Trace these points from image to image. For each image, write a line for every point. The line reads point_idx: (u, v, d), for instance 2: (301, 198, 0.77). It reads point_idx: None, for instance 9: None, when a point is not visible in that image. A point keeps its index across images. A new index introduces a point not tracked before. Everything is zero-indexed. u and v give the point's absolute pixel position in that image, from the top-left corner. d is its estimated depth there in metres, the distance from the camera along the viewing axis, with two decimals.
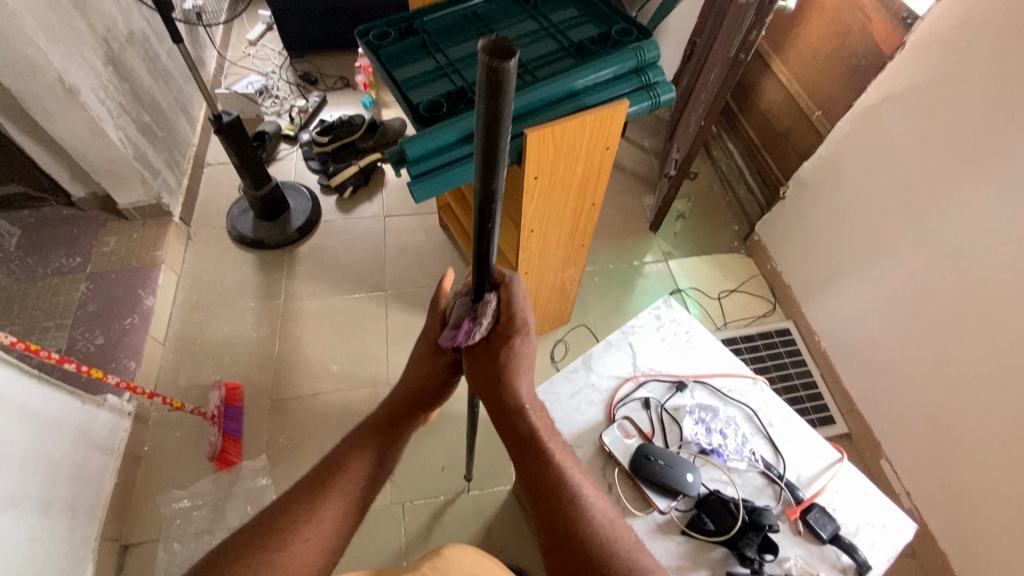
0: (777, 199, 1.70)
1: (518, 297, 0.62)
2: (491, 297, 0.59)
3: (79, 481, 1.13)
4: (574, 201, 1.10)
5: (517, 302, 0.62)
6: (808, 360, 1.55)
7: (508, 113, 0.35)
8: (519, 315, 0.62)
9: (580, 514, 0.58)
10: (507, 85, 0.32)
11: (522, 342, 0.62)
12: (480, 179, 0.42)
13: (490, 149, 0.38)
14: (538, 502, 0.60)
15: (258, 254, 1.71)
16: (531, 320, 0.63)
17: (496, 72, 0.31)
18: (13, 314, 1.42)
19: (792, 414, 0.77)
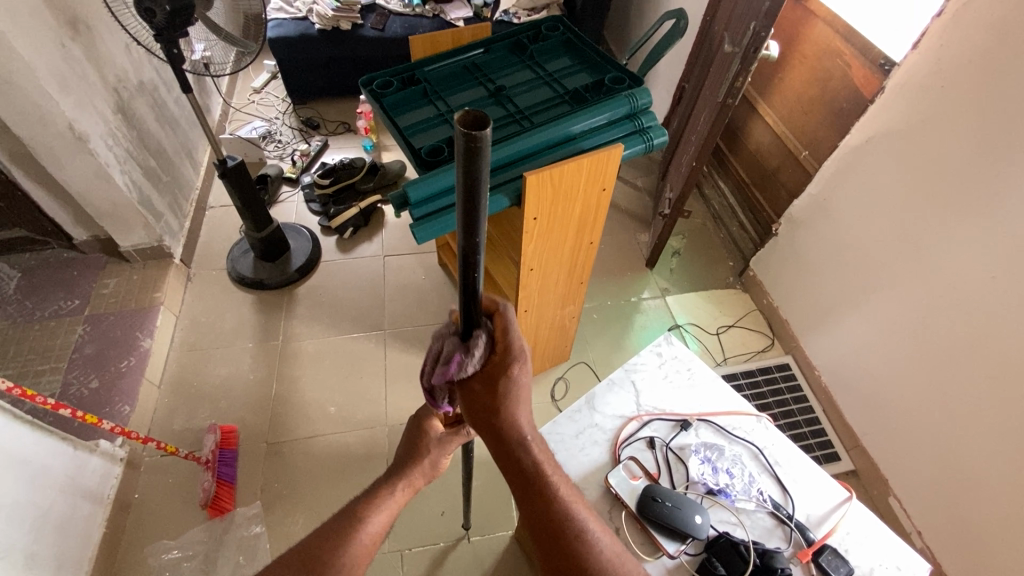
0: (770, 236, 1.73)
1: (513, 326, 0.54)
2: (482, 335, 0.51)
3: (67, 531, 1.09)
4: (573, 240, 1.12)
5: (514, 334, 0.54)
6: (809, 396, 1.54)
7: (485, 178, 0.36)
8: (516, 344, 0.54)
9: (586, 551, 0.57)
10: (483, 153, 0.33)
11: (519, 372, 0.55)
12: (464, 234, 0.43)
13: (471, 211, 0.39)
14: (543, 539, 0.58)
15: (258, 295, 1.71)
16: (526, 347, 0.56)
17: (472, 141, 0.32)
18: (8, 357, 1.41)
19: (798, 452, 0.77)
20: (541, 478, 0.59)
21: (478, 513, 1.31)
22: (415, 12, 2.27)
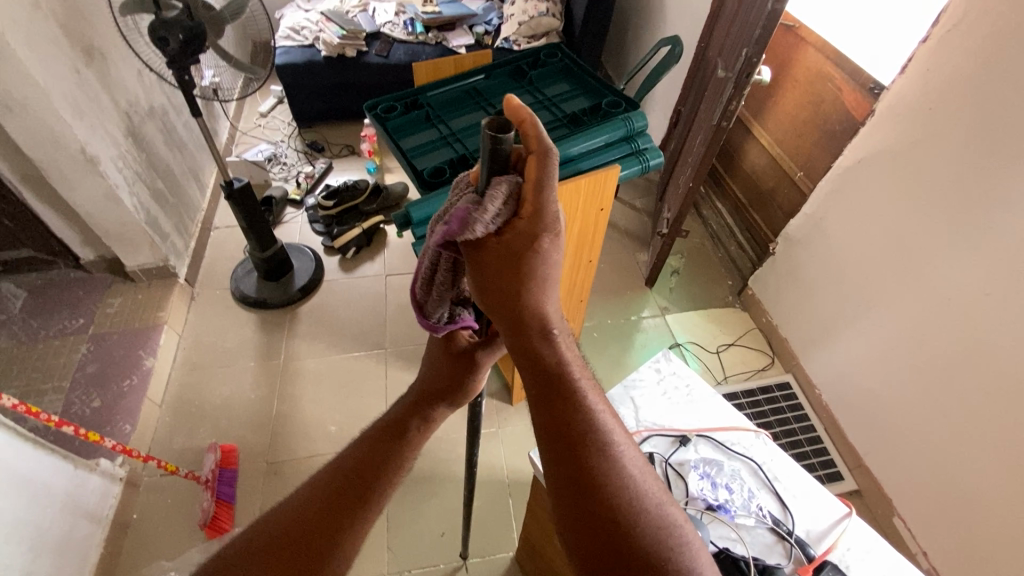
0: (767, 255, 1.75)
1: (551, 179, 0.42)
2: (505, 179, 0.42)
3: (64, 551, 1.08)
4: (572, 259, 1.14)
5: (552, 184, 0.43)
6: (810, 414, 1.54)
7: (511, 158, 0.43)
8: (548, 207, 0.44)
9: (607, 466, 0.47)
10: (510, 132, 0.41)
11: (551, 245, 0.46)
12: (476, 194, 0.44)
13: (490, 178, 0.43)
14: (559, 451, 0.48)
15: (261, 314, 1.73)
16: (561, 216, 0.46)
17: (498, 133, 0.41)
18: (11, 376, 1.42)
19: (797, 468, 0.77)
20: (565, 380, 0.50)
21: (477, 534, 1.30)
22: (418, 40, 2.34)
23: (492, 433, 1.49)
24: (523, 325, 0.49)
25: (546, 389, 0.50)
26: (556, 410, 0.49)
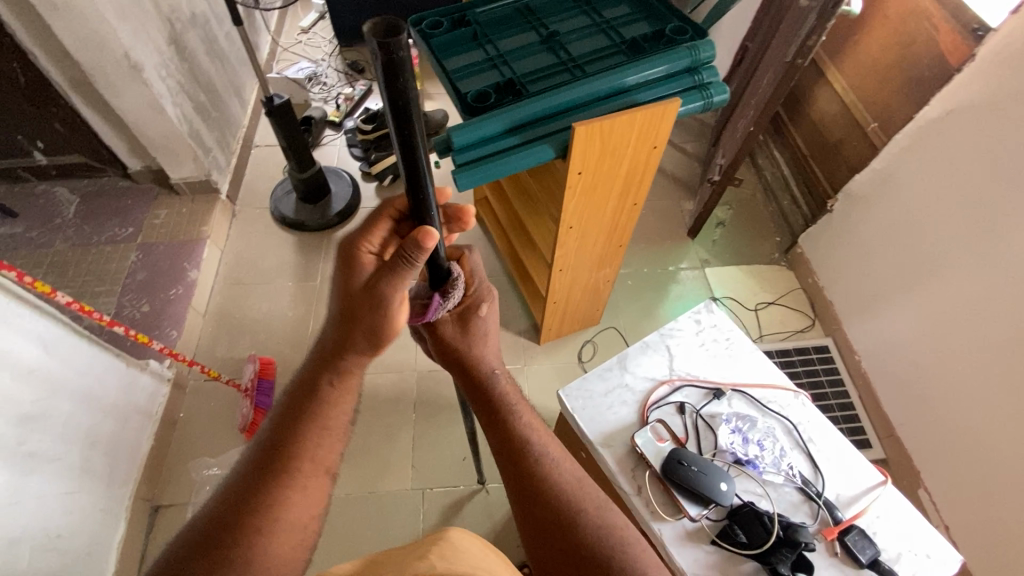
0: (822, 212, 1.64)
1: (475, 271, 0.68)
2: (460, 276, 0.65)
3: (119, 440, 1.18)
4: (617, 199, 1.08)
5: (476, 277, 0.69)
6: (846, 380, 1.49)
7: (413, 99, 0.41)
8: (479, 284, 0.68)
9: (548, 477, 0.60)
10: (402, 65, 0.38)
11: (487, 311, 0.70)
12: (405, 159, 0.47)
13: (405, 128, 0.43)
14: (511, 468, 0.62)
15: (298, 236, 1.75)
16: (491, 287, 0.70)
17: (388, 52, 0.37)
18: (67, 276, 1.50)
19: (834, 431, 0.74)
20: (504, 406, 0.67)
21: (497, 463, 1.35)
22: None
23: (518, 369, 1.51)
24: (478, 381, 0.69)
25: (502, 442, 0.64)
26: (517, 459, 0.62)
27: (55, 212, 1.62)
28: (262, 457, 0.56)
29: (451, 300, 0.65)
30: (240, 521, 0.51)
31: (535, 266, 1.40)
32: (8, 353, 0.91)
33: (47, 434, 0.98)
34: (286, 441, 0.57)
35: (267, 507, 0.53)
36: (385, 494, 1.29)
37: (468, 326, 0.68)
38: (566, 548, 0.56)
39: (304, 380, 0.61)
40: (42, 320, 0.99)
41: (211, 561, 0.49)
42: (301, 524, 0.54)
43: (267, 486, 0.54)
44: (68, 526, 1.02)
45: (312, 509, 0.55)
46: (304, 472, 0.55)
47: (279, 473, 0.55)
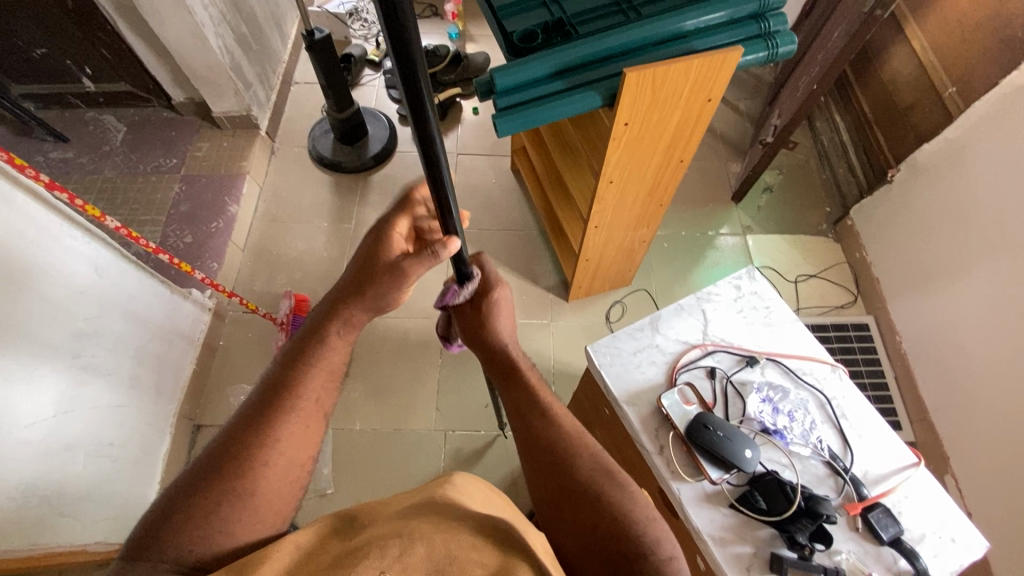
0: (880, 183, 1.53)
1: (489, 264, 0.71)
2: (476, 270, 0.68)
3: (163, 362, 1.25)
4: (661, 155, 1.03)
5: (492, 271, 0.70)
6: (883, 360, 1.44)
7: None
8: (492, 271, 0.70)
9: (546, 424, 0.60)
10: None
11: (500, 292, 0.69)
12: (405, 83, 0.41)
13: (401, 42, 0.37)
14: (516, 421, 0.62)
15: (335, 177, 1.75)
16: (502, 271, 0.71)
17: None
18: (116, 203, 1.55)
19: (869, 409, 0.72)
20: (513, 370, 0.66)
21: None
22: None
23: (544, 325, 1.51)
24: (491, 354, 0.68)
25: (517, 402, 0.63)
26: (521, 417, 0.61)
27: (104, 139, 1.66)
28: (264, 397, 0.59)
29: (463, 292, 0.68)
30: (243, 452, 0.54)
31: (571, 222, 1.37)
32: (61, 271, 0.95)
33: (99, 350, 1.05)
34: (286, 384, 0.59)
35: (269, 441, 0.55)
36: (409, 433, 1.34)
37: (484, 313, 0.68)
38: (565, 491, 0.55)
39: (307, 330, 0.64)
40: (92, 242, 1.03)
41: (217, 488, 0.52)
42: (298, 463, 0.57)
43: (269, 422, 0.56)
44: (119, 435, 1.11)
45: (307, 452, 0.59)
46: (305, 413, 0.58)
47: (280, 411, 0.57)
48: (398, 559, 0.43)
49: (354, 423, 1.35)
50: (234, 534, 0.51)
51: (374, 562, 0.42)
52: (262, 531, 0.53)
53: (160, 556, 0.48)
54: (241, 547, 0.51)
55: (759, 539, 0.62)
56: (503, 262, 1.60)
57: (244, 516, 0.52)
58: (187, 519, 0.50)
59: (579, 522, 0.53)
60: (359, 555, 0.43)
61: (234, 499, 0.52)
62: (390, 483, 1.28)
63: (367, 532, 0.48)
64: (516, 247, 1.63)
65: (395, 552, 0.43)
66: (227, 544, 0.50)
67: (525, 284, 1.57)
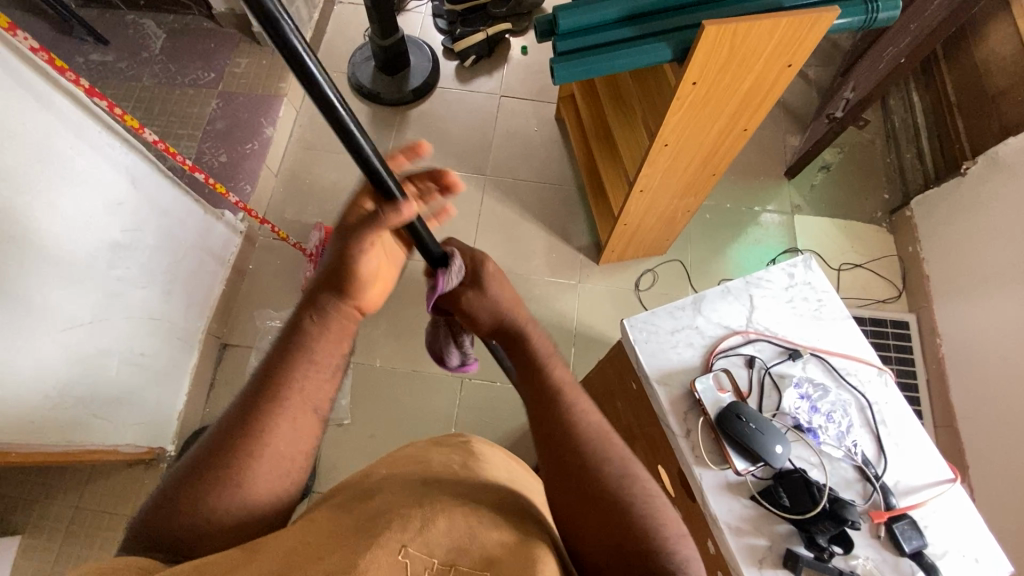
0: (950, 175, 1.42)
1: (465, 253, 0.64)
2: (453, 250, 0.62)
3: (195, 280, 1.27)
4: (724, 123, 0.96)
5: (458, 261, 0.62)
6: (917, 361, 1.39)
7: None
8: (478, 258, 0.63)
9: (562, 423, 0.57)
10: None
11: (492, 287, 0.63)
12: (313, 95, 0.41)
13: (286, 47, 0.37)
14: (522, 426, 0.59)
15: (373, 108, 1.69)
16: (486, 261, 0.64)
17: None
18: (154, 114, 1.54)
19: (912, 419, 0.71)
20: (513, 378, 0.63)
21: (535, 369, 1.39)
22: None
23: (572, 285, 1.48)
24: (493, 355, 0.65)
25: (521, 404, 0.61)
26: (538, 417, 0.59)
27: (143, 45, 1.62)
28: (254, 386, 0.57)
29: (455, 270, 0.62)
30: (231, 443, 0.54)
31: (613, 182, 1.31)
32: (99, 180, 0.94)
33: (133, 263, 1.06)
34: (274, 375, 0.57)
35: (254, 435, 0.54)
36: (427, 376, 1.36)
37: (480, 281, 0.62)
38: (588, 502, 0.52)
39: (287, 327, 0.59)
40: (129, 154, 1.01)
41: (205, 480, 0.53)
42: (287, 457, 0.56)
43: (256, 415, 0.55)
44: (151, 347, 1.15)
45: (299, 445, 0.57)
46: (290, 409, 0.56)
47: (267, 404, 0.55)
48: (419, 535, 0.46)
49: (373, 360, 1.37)
50: (219, 526, 0.52)
51: (395, 535, 0.45)
52: (251, 523, 0.54)
53: (158, 544, 0.51)
54: (227, 538, 0.52)
55: (776, 534, 0.64)
56: (537, 216, 1.56)
57: (228, 509, 0.53)
58: (182, 509, 0.52)
59: (598, 530, 0.51)
60: (384, 524, 0.47)
61: (221, 492, 0.52)
62: (402, 421, 1.32)
63: (384, 496, 0.52)
64: (552, 203, 1.57)
65: (417, 526, 0.46)
66: (213, 534, 0.52)
67: (557, 242, 1.53)
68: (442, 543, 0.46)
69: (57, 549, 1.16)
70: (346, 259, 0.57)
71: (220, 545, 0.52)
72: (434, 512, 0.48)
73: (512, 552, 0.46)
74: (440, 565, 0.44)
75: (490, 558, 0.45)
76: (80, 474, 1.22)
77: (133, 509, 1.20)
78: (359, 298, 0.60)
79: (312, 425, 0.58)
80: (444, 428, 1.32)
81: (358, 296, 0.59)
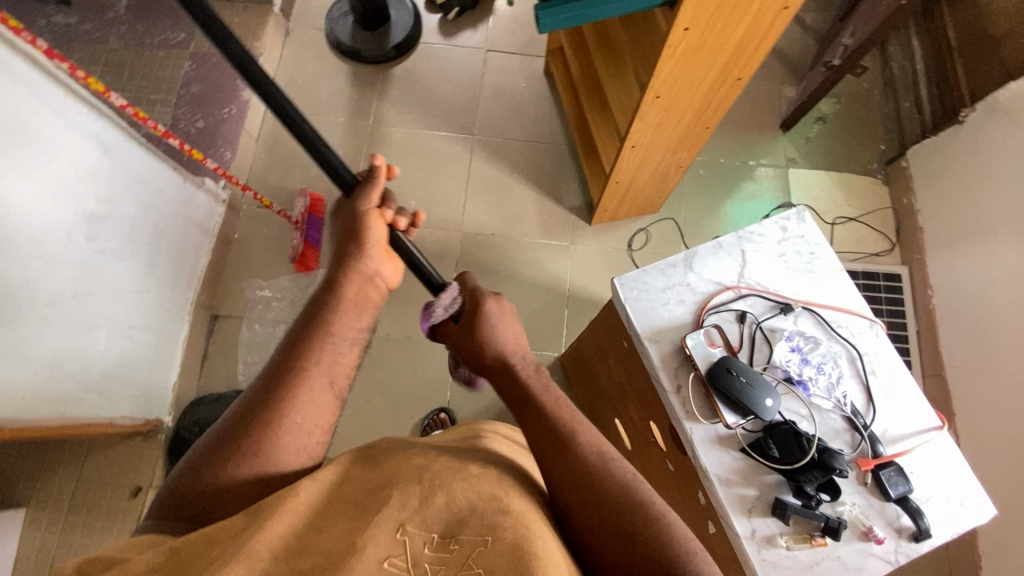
0: (947, 123, 1.39)
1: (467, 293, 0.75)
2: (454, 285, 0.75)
3: (180, 250, 1.24)
4: (716, 74, 0.93)
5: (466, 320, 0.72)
6: (908, 313, 1.39)
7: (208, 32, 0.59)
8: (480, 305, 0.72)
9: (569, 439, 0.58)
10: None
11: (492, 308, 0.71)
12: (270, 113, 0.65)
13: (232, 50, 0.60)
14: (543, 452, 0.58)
15: (353, 67, 1.62)
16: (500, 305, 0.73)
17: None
18: (125, 79, 1.47)
19: (902, 368, 0.72)
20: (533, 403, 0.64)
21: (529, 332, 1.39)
22: None
23: (564, 247, 1.46)
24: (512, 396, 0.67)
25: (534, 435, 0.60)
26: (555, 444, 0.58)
27: (107, 4, 1.53)
28: (282, 363, 0.62)
29: (443, 304, 0.73)
30: (258, 413, 0.57)
31: (605, 139, 1.27)
32: (69, 148, 0.90)
33: (114, 234, 1.03)
34: (298, 351, 0.63)
35: (279, 405, 0.58)
36: (420, 341, 1.36)
37: (477, 311, 0.71)
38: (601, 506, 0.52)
39: (308, 309, 0.68)
40: (99, 121, 0.97)
41: (231, 443, 0.56)
42: (306, 429, 0.59)
43: (282, 385, 0.59)
44: (140, 319, 1.14)
45: (317, 418, 0.60)
46: (313, 376, 0.61)
47: (294, 375, 0.60)
48: (418, 511, 0.46)
49: None
50: (241, 485, 0.54)
51: (393, 512, 0.46)
52: (267, 487, 0.55)
53: (177, 514, 0.52)
54: (247, 500, 0.53)
55: (765, 485, 0.65)
56: (527, 177, 1.52)
57: (249, 474, 0.55)
58: (203, 476, 0.54)
59: (608, 533, 0.51)
60: (381, 501, 0.47)
61: (241, 458, 0.55)
62: (397, 386, 1.33)
63: (382, 470, 0.53)
64: (543, 163, 1.54)
65: (416, 503, 0.47)
66: (235, 492, 0.54)
67: (548, 203, 1.50)
68: (440, 518, 0.46)
69: (62, 519, 1.18)
70: (350, 225, 0.72)
71: (239, 506, 0.53)
72: (434, 485, 0.48)
73: (514, 522, 0.46)
74: (440, 539, 0.45)
75: (492, 527, 0.46)
76: (78, 446, 1.23)
77: (136, 479, 1.22)
78: (383, 272, 0.73)
79: (329, 401, 0.62)
80: (439, 390, 1.33)
81: (371, 250, 0.71)
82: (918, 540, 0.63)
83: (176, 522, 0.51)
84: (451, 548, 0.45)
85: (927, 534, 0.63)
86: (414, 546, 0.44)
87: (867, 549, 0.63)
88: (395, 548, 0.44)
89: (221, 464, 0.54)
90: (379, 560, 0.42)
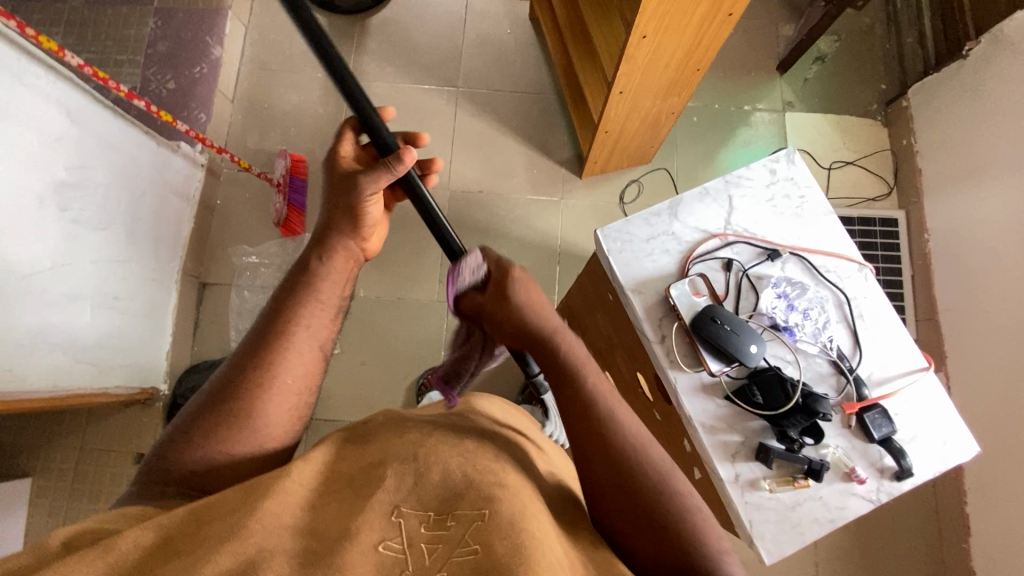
0: (949, 58, 1.33)
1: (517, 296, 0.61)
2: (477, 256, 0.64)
3: (160, 218, 1.21)
4: (707, 7, 0.88)
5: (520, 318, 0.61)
6: (903, 258, 1.37)
7: None
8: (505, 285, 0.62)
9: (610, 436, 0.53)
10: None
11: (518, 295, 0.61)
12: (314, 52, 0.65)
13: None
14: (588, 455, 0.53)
15: (327, 18, 1.53)
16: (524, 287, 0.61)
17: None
18: (89, 39, 1.40)
19: (889, 310, 0.71)
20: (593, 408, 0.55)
21: None
22: None
23: (554, 202, 1.43)
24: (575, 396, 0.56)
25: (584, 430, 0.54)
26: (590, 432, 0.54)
27: None
28: (263, 328, 0.61)
29: (469, 268, 0.64)
30: (245, 375, 0.57)
31: (593, 87, 1.21)
32: (30, 114, 0.86)
33: (88, 203, 1.00)
34: (283, 316, 0.61)
35: (265, 365, 0.58)
36: (412, 303, 1.35)
37: (502, 282, 0.62)
38: (624, 488, 0.51)
39: (296, 270, 0.65)
40: (58, 83, 0.91)
41: (221, 408, 0.55)
42: (294, 391, 0.59)
43: (266, 351, 0.59)
44: (124, 290, 1.12)
45: (304, 380, 0.60)
46: (298, 343, 0.60)
47: (274, 340, 0.59)
48: (413, 492, 0.46)
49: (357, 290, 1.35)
50: (230, 448, 0.54)
51: (388, 494, 0.46)
52: (254, 452, 0.55)
53: (166, 480, 0.52)
54: (238, 465, 0.54)
55: (749, 431, 0.66)
56: (515, 131, 1.47)
57: (239, 439, 0.55)
58: (192, 447, 0.54)
59: (626, 510, 0.50)
60: (377, 481, 0.47)
61: (230, 421, 0.55)
62: (390, 347, 1.33)
63: (379, 443, 0.53)
64: (530, 115, 1.48)
65: (411, 482, 0.47)
66: (230, 460, 0.54)
67: (536, 157, 1.45)
68: (435, 495, 0.46)
69: (69, 486, 1.21)
70: (348, 205, 0.65)
71: (230, 472, 0.54)
72: (428, 461, 0.48)
73: (509, 497, 0.46)
74: (436, 517, 0.45)
75: (490, 500, 0.45)
76: (78, 416, 1.25)
77: (137, 446, 1.24)
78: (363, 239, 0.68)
79: (316, 363, 0.62)
80: (433, 350, 1.33)
81: (365, 234, 0.67)
82: (899, 479, 0.64)
83: (167, 488, 0.52)
84: (447, 525, 0.44)
85: (909, 473, 0.64)
86: (409, 527, 0.44)
87: (849, 489, 0.64)
88: (390, 531, 0.43)
89: (206, 432, 0.54)
90: (374, 543, 0.42)
